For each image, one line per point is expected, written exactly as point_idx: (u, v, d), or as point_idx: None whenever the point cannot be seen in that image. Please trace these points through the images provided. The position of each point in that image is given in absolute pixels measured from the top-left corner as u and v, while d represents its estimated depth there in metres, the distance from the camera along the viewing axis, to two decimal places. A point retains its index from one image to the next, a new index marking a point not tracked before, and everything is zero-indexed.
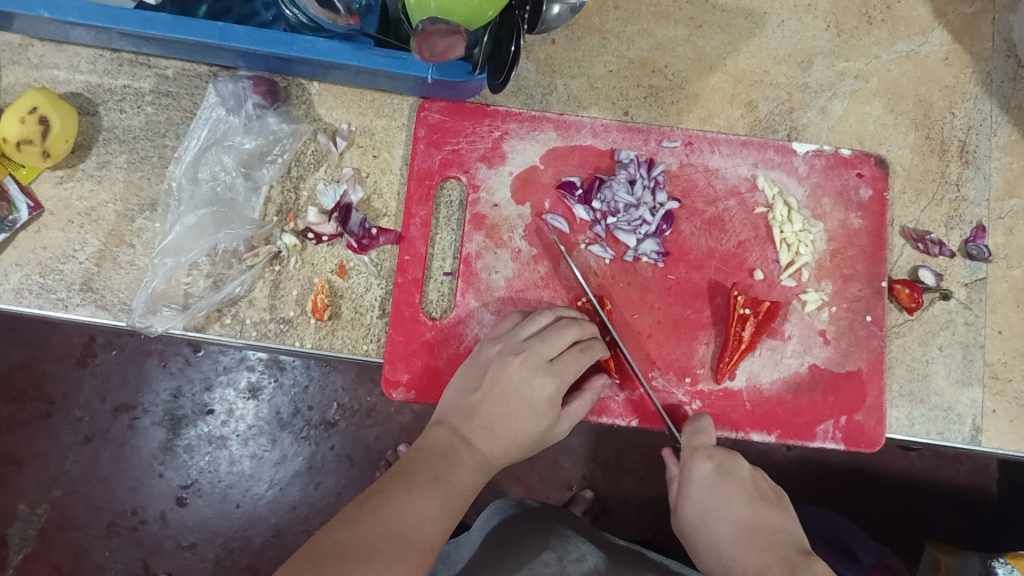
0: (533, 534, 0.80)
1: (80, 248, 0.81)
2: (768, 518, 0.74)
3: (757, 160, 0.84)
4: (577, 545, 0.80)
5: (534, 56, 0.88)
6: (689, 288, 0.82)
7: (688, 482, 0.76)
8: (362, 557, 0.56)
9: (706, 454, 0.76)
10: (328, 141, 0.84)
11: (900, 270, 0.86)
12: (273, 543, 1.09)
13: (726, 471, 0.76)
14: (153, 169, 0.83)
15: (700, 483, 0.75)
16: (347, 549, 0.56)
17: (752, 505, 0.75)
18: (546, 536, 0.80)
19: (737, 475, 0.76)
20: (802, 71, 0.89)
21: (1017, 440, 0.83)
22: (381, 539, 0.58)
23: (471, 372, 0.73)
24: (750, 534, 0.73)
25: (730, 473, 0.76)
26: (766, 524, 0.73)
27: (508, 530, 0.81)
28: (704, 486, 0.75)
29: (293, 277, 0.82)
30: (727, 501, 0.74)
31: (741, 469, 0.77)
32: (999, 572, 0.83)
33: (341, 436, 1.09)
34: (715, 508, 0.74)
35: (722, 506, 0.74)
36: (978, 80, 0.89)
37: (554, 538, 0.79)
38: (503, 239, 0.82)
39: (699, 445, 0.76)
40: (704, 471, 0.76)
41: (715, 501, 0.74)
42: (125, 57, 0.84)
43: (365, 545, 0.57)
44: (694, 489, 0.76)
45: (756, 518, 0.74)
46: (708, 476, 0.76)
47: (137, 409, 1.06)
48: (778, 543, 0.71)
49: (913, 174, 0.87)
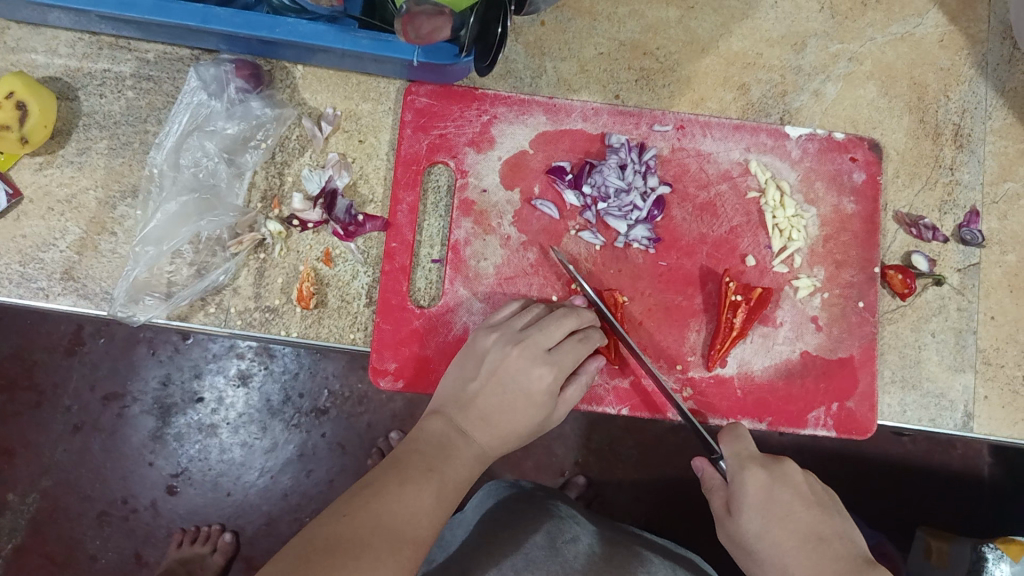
0: (527, 516, 0.78)
1: (61, 237, 0.80)
2: (828, 526, 0.67)
3: (749, 144, 0.83)
4: (571, 526, 0.78)
5: (523, 39, 0.86)
6: (681, 275, 0.81)
7: (739, 491, 0.70)
8: (354, 552, 0.55)
9: (756, 462, 0.70)
10: (313, 126, 0.82)
11: (893, 255, 0.85)
12: (266, 532, 1.09)
13: (781, 477, 0.70)
14: (135, 155, 0.82)
15: (754, 491, 0.69)
16: (338, 543, 0.55)
17: (811, 514, 0.68)
18: (540, 517, 0.78)
19: (791, 481, 0.70)
20: (795, 53, 0.87)
21: (1009, 427, 0.83)
22: (372, 533, 0.57)
23: (469, 361, 0.73)
24: (815, 544, 0.66)
25: (784, 478, 0.70)
26: (828, 532, 0.67)
27: (502, 513, 0.79)
28: (758, 497, 0.69)
29: (278, 266, 0.81)
30: (788, 510, 0.68)
31: (793, 473, 0.71)
32: (989, 558, 0.83)
33: (332, 424, 1.08)
34: (777, 520, 0.67)
35: (781, 517, 0.68)
36: (973, 63, 0.88)
37: (549, 519, 0.78)
38: (492, 225, 0.81)
39: (747, 452, 0.71)
40: (756, 480, 0.69)
41: (772, 510, 0.68)
42: (105, 40, 0.82)
43: (356, 539, 0.56)
44: (747, 499, 0.69)
45: (818, 527, 0.67)
46: (761, 484, 0.69)
47: (125, 398, 1.05)
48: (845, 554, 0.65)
49: (907, 158, 0.86)
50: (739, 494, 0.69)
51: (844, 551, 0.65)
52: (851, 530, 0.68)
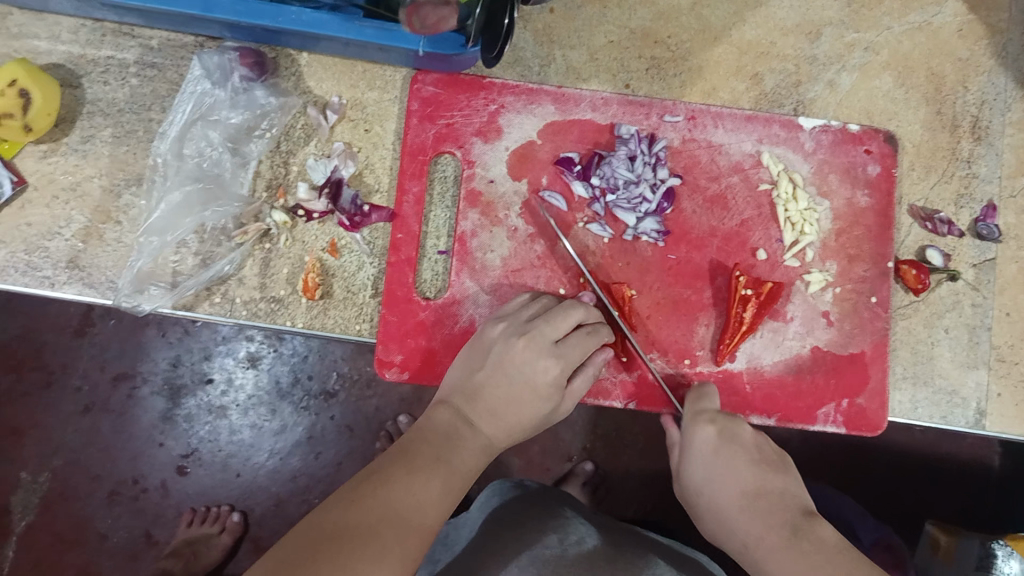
0: (532, 517, 0.78)
1: (66, 225, 0.79)
2: (774, 481, 0.69)
3: (762, 136, 0.81)
4: (576, 527, 0.77)
5: (532, 26, 0.85)
6: (690, 268, 0.80)
7: (690, 446, 0.72)
8: (363, 539, 0.54)
9: (709, 419, 0.72)
10: (318, 115, 0.81)
11: (907, 249, 0.83)
12: (274, 513, 1.09)
13: (730, 434, 0.71)
14: (139, 143, 0.81)
15: (701, 445, 0.71)
16: (346, 531, 0.55)
17: (755, 469, 0.69)
18: (545, 520, 0.78)
19: (740, 439, 0.71)
20: (810, 42, 0.85)
21: (1021, 425, 0.82)
22: (381, 521, 0.57)
23: (474, 353, 0.72)
24: (754, 499, 0.67)
25: (734, 437, 0.71)
26: (772, 488, 0.68)
27: (506, 513, 0.79)
28: (704, 453, 0.71)
29: (283, 256, 0.80)
30: (730, 463, 0.70)
31: (745, 433, 0.72)
32: (998, 555, 0.83)
33: (341, 406, 1.08)
34: (719, 472, 0.70)
35: (724, 471, 0.69)
36: (993, 53, 0.86)
37: (554, 522, 0.78)
38: (499, 217, 0.80)
39: (702, 410, 0.73)
40: (705, 436, 0.72)
41: (717, 465, 0.70)
42: (109, 27, 0.81)
43: (365, 527, 0.56)
44: (695, 454, 0.72)
45: (759, 482, 0.68)
46: (710, 440, 0.71)
47: (135, 378, 1.05)
48: (781, 505, 0.67)
49: (923, 151, 0.84)
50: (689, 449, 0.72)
51: (783, 505, 0.67)
52: (795, 486, 0.69)
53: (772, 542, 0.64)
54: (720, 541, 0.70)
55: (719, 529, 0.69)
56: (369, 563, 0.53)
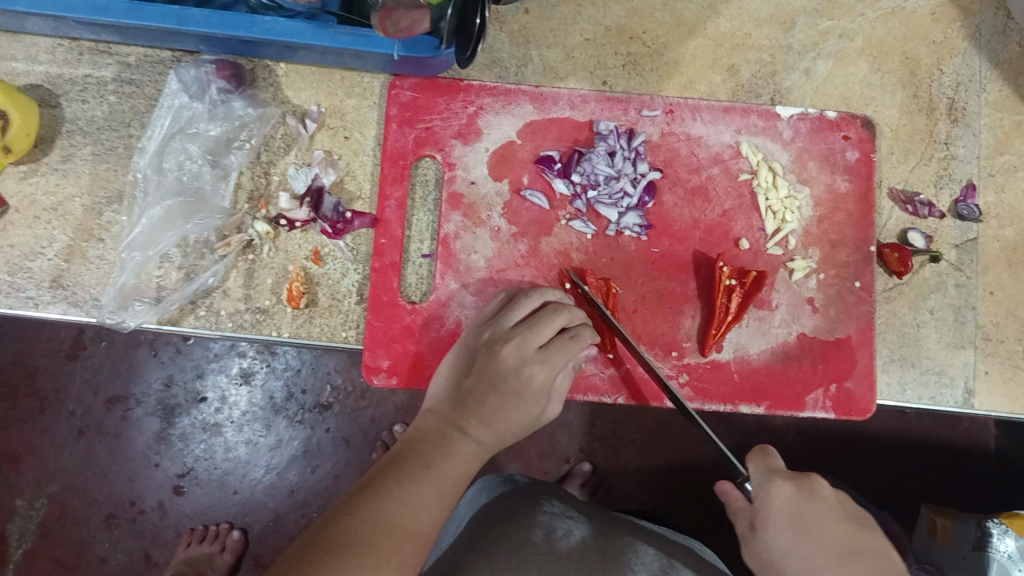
0: (520, 512, 0.77)
1: (48, 245, 0.79)
2: (863, 543, 0.66)
3: (740, 126, 0.82)
4: (564, 520, 0.77)
5: (507, 27, 0.85)
6: (674, 261, 0.80)
7: (765, 506, 0.68)
8: (355, 549, 0.55)
9: (785, 477, 0.69)
10: (297, 124, 0.81)
11: (889, 233, 0.84)
12: (273, 528, 1.09)
13: (809, 490, 0.69)
14: (119, 160, 0.81)
15: (783, 503, 0.67)
16: (339, 543, 0.55)
17: (843, 528, 0.67)
18: (533, 513, 0.77)
19: (818, 494, 0.69)
20: (785, 32, 0.86)
21: (1010, 403, 0.82)
22: (375, 530, 0.57)
23: (460, 357, 0.72)
24: (848, 558, 0.65)
25: (812, 493, 0.68)
26: (861, 548, 0.66)
27: (495, 508, 0.78)
28: (786, 510, 0.67)
29: (267, 266, 0.80)
30: (818, 523, 0.66)
31: (822, 488, 0.69)
32: (993, 532, 0.82)
33: (337, 418, 1.09)
34: (807, 533, 0.66)
35: (813, 529, 0.66)
36: (967, 35, 0.86)
37: (543, 515, 0.77)
38: (482, 218, 0.80)
39: (774, 469, 0.70)
40: (784, 491, 0.68)
41: (804, 522, 0.66)
42: (85, 46, 0.81)
43: (358, 539, 0.56)
44: (775, 513, 0.67)
45: (852, 542, 0.66)
46: (789, 496, 0.68)
47: (129, 401, 1.06)
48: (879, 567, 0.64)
49: (901, 134, 0.85)
50: (766, 509, 0.67)
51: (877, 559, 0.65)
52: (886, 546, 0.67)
53: None
54: None
55: None
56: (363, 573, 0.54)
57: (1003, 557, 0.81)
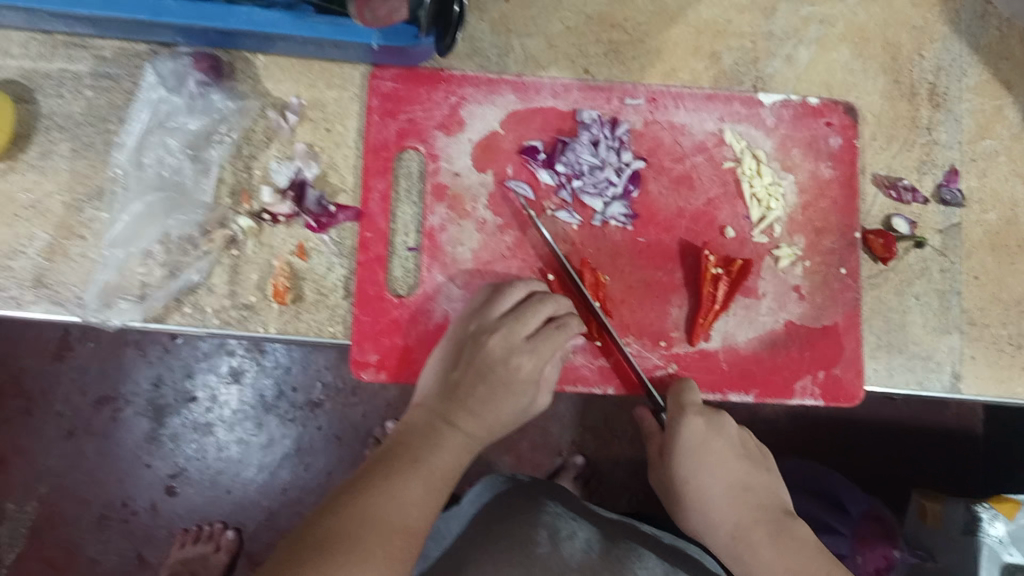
0: (524, 509, 0.77)
1: (29, 243, 0.78)
2: (755, 478, 0.74)
3: (722, 114, 0.82)
4: (568, 520, 0.77)
5: (488, 15, 0.84)
6: (660, 251, 0.80)
7: (677, 439, 0.73)
8: (341, 547, 0.55)
9: (698, 412, 0.73)
10: (278, 117, 0.81)
11: (873, 219, 0.84)
12: (266, 526, 1.11)
13: (717, 427, 0.74)
14: (98, 155, 0.80)
15: (693, 438, 0.73)
16: (326, 540, 0.56)
17: (739, 462, 0.74)
18: (538, 513, 0.76)
19: (725, 430, 0.74)
20: (766, 19, 0.86)
21: (996, 385, 0.82)
22: (361, 526, 0.57)
23: (449, 350, 0.72)
24: (741, 493, 0.73)
25: (719, 429, 0.74)
26: (754, 483, 0.74)
27: (499, 505, 0.77)
28: (694, 443, 0.73)
29: (252, 262, 0.79)
30: (718, 459, 0.73)
31: (729, 425, 0.75)
32: (982, 517, 0.82)
33: (327, 416, 1.12)
34: (709, 468, 0.72)
35: (714, 464, 0.73)
36: (946, 20, 0.86)
37: (547, 514, 0.76)
38: (467, 210, 0.79)
39: (691, 403, 0.73)
40: (695, 429, 0.73)
41: (706, 457, 0.73)
42: (60, 39, 0.80)
43: (345, 534, 0.56)
44: (685, 445, 0.72)
45: (746, 476, 0.74)
46: (699, 434, 0.73)
47: (118, 401, 1.09)
48: (763, 505, 0.73)
49: (883, 120, 0.85)
50: (676, 439, 0.73)
51: (760, 497, 0.73)
52: (774, 483, 0.75)
53: (762, 534, 0.70)
54: (690, 524, 0.74)
55: (698, 517, 0.73)
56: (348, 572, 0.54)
57: (993, 541, 0.82)
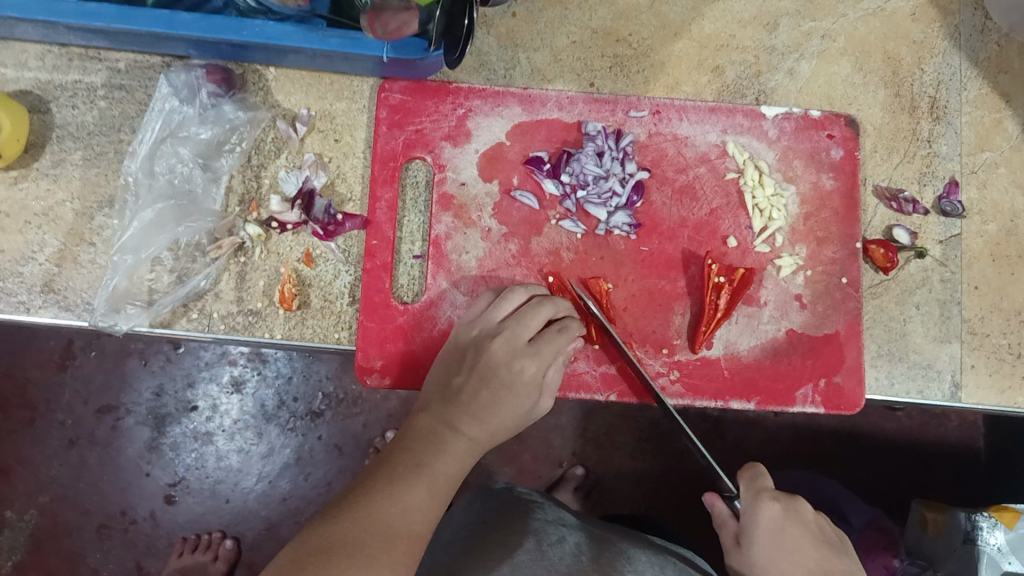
0: (515, 518, 0.77)
1: (39, 249, 0.79)
2: (836, 565, 0.70)
3: (726, 126, 0.83)
4: (558, 527, 0.77)
5: (494, 30, 0.86)
6: (663, 259, 0.81)
7: (752, 524, 0.71)
8: (345, 553, 0.55)
9: (772, 496, 0.72)
10: (287, 127, 0.82)
11: (874, 230, 0.85)
12: (266, 537, 1.11)
13: (794, 513, 0.72)
14: (110, 164, 0.81)
15: (769, 524, 0.70)
16: (329, 544, 0.56)
17: (817, 548, 0.71)
18: (528, 520, 0.77)
19: (801, 515, 0.72)
20: (768, 33, 0.87)
21: (997, 395, 0.82)
22: (365, 533, 0.57)
23: (451, 356, 0.73)
24: None
25: (797, 514, 0.72)
26: (836, 570, 0.70)
27: (490, 516, 0.78)
28: (771, 529, 0.70)
29: (258, 269, 0.80)
30: (798, 545, 0.70)
31: (806, 510, 0.73)
32: (982, 526, 0.83)
33: (328, 426, 1.12)
34: (787, 553, 0.70)
35: (794, 551, 0.70)
36: (946, 34, 0.88)
37: (536, 522, 0.77)
38: (472, 219, 0.80)
39: (764, 488, 0.73)
40: (768, 513, 0.71)
41: (785, 543, 0.70)
42: (74, 52, 0.82)
43: (348, 539, 0.56)
44: (759, 530, 0.70)
45: (825, 562, 0.70)
46: (775, 518, 0.71)
47: (120, 410, 1.09)
48: None
49: (884, 132, 0.86)
50: (752, 526, 0.71)
51: None
52: (857, 572, 0.72)
53: None
54: None
55: None
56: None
57: (992, 550, 0.82)
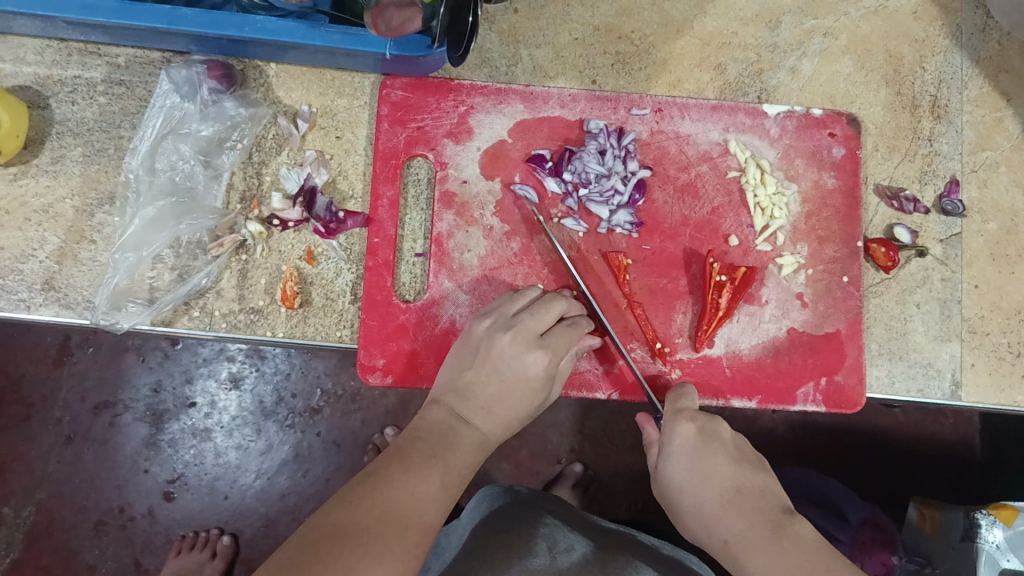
0: (523, 523, 0.77)
1: (39, 247, 0.79)
2: (752, 480, 0.67)
3: (727, 124, 0.83)
4: (565, 534, 0.77)
5: (497, 27, 0.86)
6: (665, 258, 0.81)
7: (668, 445, 0.70)
8: (363, 538, 0.54)
9: (688, 417, 0.71)
10: (289, 124, 0.82)
11: (876, 228, 0.85)
12: (263, 533, 1.12)
13: (711, 433, 0.70)
14: (110, 161, 0.81)
15: (681, 445, 0.69)
16: (345, 531, 0.54)
17: (734, 466, 0.68)
18: (535, 527, 0.77)
19: (719, 436, 0.70)
20: (770, 31, 0.87)
21: (997, 393, 0.82)
22: (381, 520, 0.56)
23: (464, 350, 0.72)
24: (735, 497, 0.66)
25: (713, 434, 0.70)
26: (751, 486, 0.67)
27: (497, 520, 0.78)
28: (684, 450, 0.69)
29: (260, 266, 0.80)
30: (711, 464, 0.68)
31: (725, 431, 0.70)
32: (982, 523, 0.83)
33: (326, 423, 1.12)
34: (699, 472, 0.68)
35: (705, 469, 0.68)
36: (948, 33, 0.88)
37: (543, 529, 0.77)
38: (474, 217, 0.80)
39: (680, 410, 0.71)
40: (683, 433, 0.70)
41: (697, 462, 0.68)
42: (74, 47, 0.81)
43: (365, 526, 0.55)
44: (673, 452, 0.70)
45: (740, 479, 0.67)
46: (689, 439, 0.69)
47: (117, 407, 1.09)
48: (764, 507, 0.65)
49: (886, 131, 0.86)
50: (666, 447, 0.70)
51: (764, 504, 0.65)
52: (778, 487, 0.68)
53: (755, 543, 0.62)
54: (695, 535, 0.68)
55: (699, 525, 0.68)
56: (372, 565, 0.52)
57: (991, 547, 0.82)
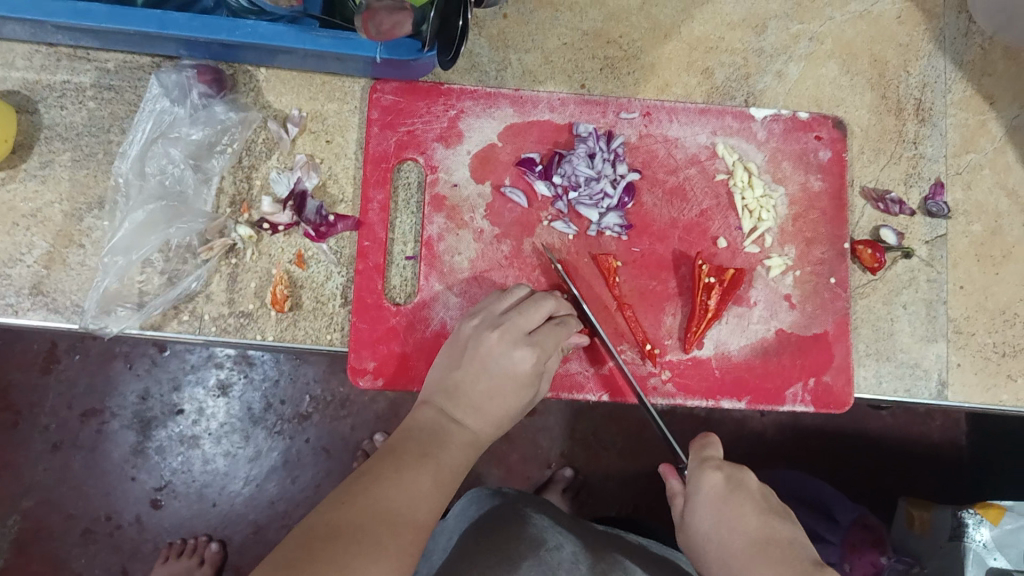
0: (512, 523, 0.77)
1: (28, 251, 0.79)
2: (783, 530, 0.62)
3: (715, 127, 0.84)
4: (555, 535, 0.77)
5: (486, 32, 0.86)
6: (654, 260, 0.81)
7: (694, 493, 0.66)
8: (355, 537, 0.53)
9: (715, 465, 0.67)
10: (279, 128, 0.82)
11: (862, 230, 0.86)
12: (253, 540, 1.11)
13: (738, 483, 0.66)
14: (99, 166, 0.80)
15: (709, 492, 0.66)
16: (338, 530, 0.54)
17: (763, 516, 0.64)
18: (525, 527, 0.77)
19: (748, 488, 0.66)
20: (757, 35, 0.88)
21: (982, 393, 0.83)
22: (374, 519, 0.56)
23: (453, 350, 0.73)
24: (763, 547, 0.61)
25: (742, 484, 0.66)
26: (780, 537, 0.62)
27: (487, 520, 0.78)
28: (712, 497, 0.65)
29: (250, 270, 0.80)
30: (739, 512, 0.64)
31: (753, 481, 0.67)
32: (969, 522, 0.83)
33: (316, 429, 1.12)
34: (726, 519, 0.64)
35: (732, 516, 0.64)
36: (931, 37, 0.89)
37: (533, 528, 0.77)
38: (464, 220, 0.81)
39: (708, 458, 0.68)
40: (711, 480, 0.66)
41: (723, 508, 0.64)
42: (62, 52, 0.81)
43: (358, 525, 0.55)
44: (700, 500, 0.66)
45: (770, 530, 0.63)
46: (717, 485, 0.66)
47: (105, 414, 1.08)
48: (794, 558, 0.60)
49: (871, 134, 0.87)
50: (692, 493, 0.67)
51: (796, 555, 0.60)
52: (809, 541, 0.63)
53: None
54: None
55: None
56: (364, 562, 0.52)
57: (979, 546, 0.83)
